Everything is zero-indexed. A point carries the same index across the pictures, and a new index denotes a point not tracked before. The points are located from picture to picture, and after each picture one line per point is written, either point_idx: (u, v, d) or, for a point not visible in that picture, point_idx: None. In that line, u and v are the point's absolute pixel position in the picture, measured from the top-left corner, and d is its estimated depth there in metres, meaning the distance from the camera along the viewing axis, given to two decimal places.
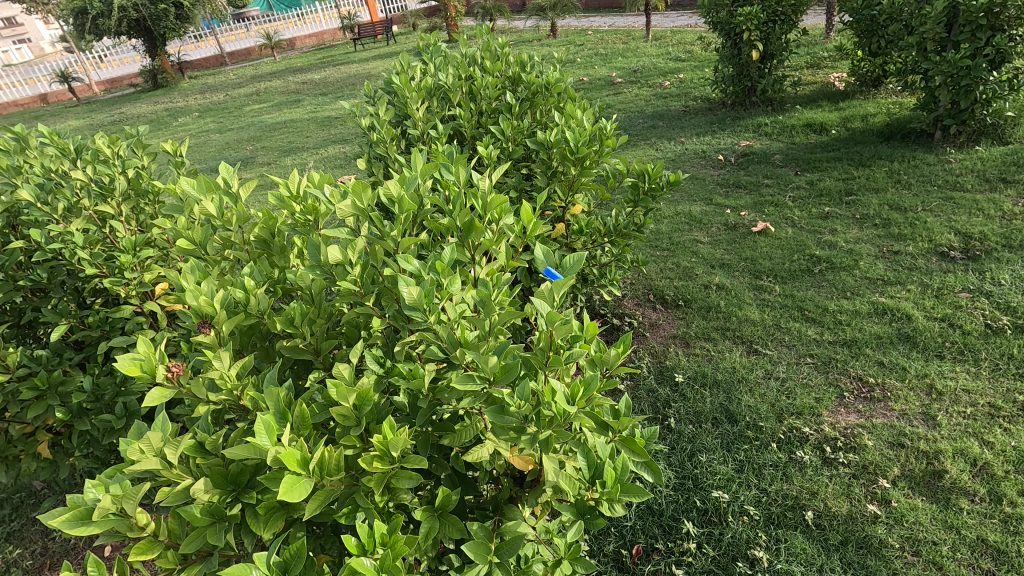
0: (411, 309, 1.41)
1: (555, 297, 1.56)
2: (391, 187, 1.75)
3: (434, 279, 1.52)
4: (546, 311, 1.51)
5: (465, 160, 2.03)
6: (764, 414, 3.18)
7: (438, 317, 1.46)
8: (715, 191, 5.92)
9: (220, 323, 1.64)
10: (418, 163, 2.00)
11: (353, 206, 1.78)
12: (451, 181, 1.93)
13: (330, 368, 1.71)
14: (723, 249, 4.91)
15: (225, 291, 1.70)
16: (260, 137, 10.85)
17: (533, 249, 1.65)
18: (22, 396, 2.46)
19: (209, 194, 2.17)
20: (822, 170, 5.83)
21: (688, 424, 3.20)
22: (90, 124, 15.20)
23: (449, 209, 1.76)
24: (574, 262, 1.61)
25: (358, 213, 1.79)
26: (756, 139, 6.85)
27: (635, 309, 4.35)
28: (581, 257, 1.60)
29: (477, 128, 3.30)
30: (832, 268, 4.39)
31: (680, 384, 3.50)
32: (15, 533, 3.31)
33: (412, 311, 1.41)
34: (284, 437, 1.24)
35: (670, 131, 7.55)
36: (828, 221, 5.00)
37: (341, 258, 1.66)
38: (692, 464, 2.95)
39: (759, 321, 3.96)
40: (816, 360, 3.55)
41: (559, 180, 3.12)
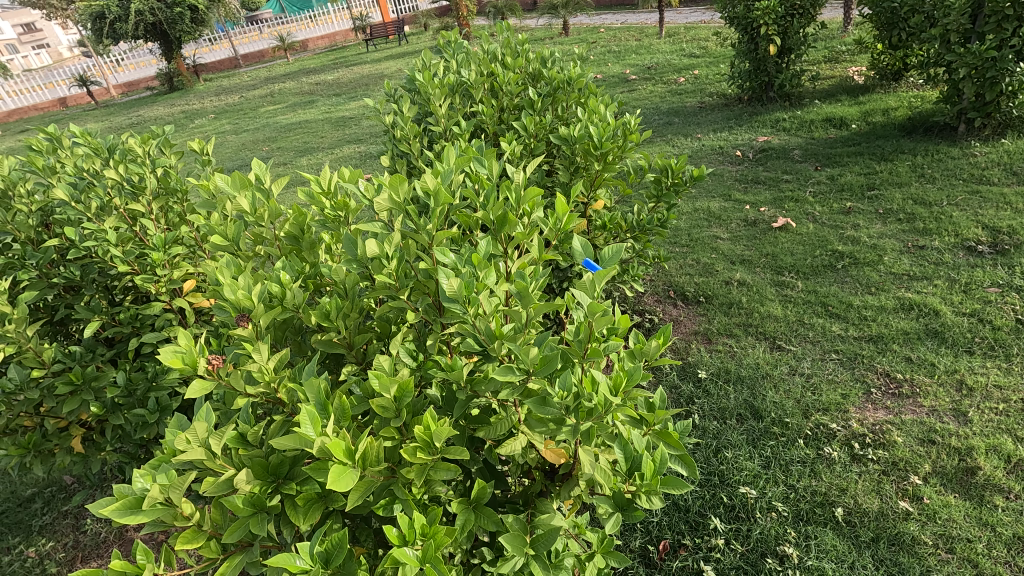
0: (451, 301, 1.41)
1: (595, 290, 1.51)
2: (430, 185, 1.73)
3: (471, 272, 1.52)
4: (588, 302, 1.47)
5: (497, 154, 2.04)
6: (790, 410, 3.15)
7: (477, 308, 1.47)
8: (734, 187, 5.87)
9: (258, 315, 1.65)
10: (451, 157, 1.99)
11: (389, 200, 1.78)
12: (484, 175, 1.95)
13: (364, 362, 1.73)
14: (743, 245, 4.87)
15: (261, 285, 1.72)
16: (276, 138, 10.97)
17: (571, 240, 1.60)
18: (57, 391, 2.49)
19: (242, 191, 2.15)
20: (843, 165, 5.75)
21: (712, 420, 3.19)
22: (108, 126, 15.54)
23: (482, 203, 1.77)
24: (612, 255, 1.60)
25: (395, 208, 1.77)
26: (774, 135, 6.78)
27: (655, 306, 4.33)
28: (620, 250, 1.60)
29: (499, 124, 3.30)
30: (855, 263, 4.34)
31: (704, 381, 3.48)
32: (46, 526, 3.39)
33: (452, 301, 1.41)
34: (329, 427, 1.25)
35: (686, 128, 7.50)
36: (851, 216, 4.94)
37: (378, 251, 1.66)
38: (717, 460, 2.93)
39: (782, 317, 3.93)
40: (841, 356, 3.51)
41: (582, 176, 3.12)
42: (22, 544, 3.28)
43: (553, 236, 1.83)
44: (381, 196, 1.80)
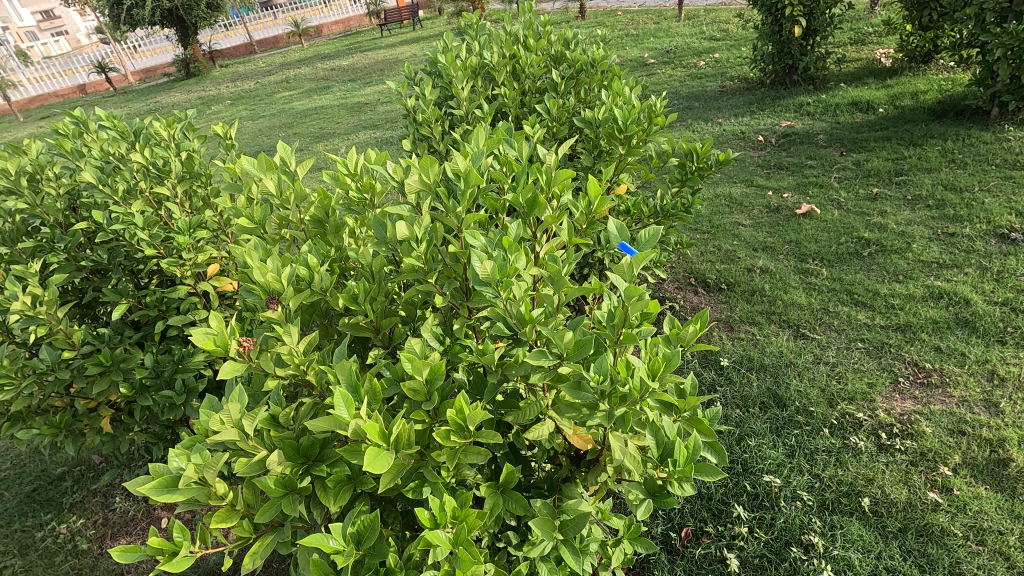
0: (484, 283, 1.39)
1: (632, 274, 1.48)
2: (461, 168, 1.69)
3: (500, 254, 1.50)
4: (624, 287, 1.45)
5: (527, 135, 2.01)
6: (815, 399, 3.12)
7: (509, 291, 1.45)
8: (756, 172, 5.76)
9: (287, 298, 1.63)
10: (480, 138, 1.95)
11: (420, 181, 1.75)
12: (514, 156, 1.92)
13: (390, 346, 1.74)
14: (766, 232, 4.78)
15: (289, 267, 1.70)
16: (292, 124, 11.00)
17: (606, 224, 1.58)
18: (87, 372, 2.52)
19: (268, 173, 2.13)
20: (870, 151, 5.61)
21: (735, 408, 3.16)
22: (127, 113, 15.82)
23: (511, 186, 1.74)
24: (650, 239, 1.59)
25: (425, 188, 1.71)
26: (798, 120, 6.63)
27: (676, 293, 4.28)
28: (657, 234, 1.58)
29: (521, 107, 3.25)
30: (882, 251, 4.25)
31: (726, 368, 3.45)
32: (77, 504, 3.48)
33: (487, 282, 1.40)
34: (363, 410, 1.24)
35: (707, 112, 7.35)
36: (877, 202, 4.83)
37: (408, 234, 1.63)
38: (741, 448, 2.90)
39: (806, 305, 3.87)
40: (867, 344, 3.46)
41: (605, 160, 3.07)
42: (54, 521, 3.37)
43: (583, 221, 1.80)
44: (410, 178, 1.76)
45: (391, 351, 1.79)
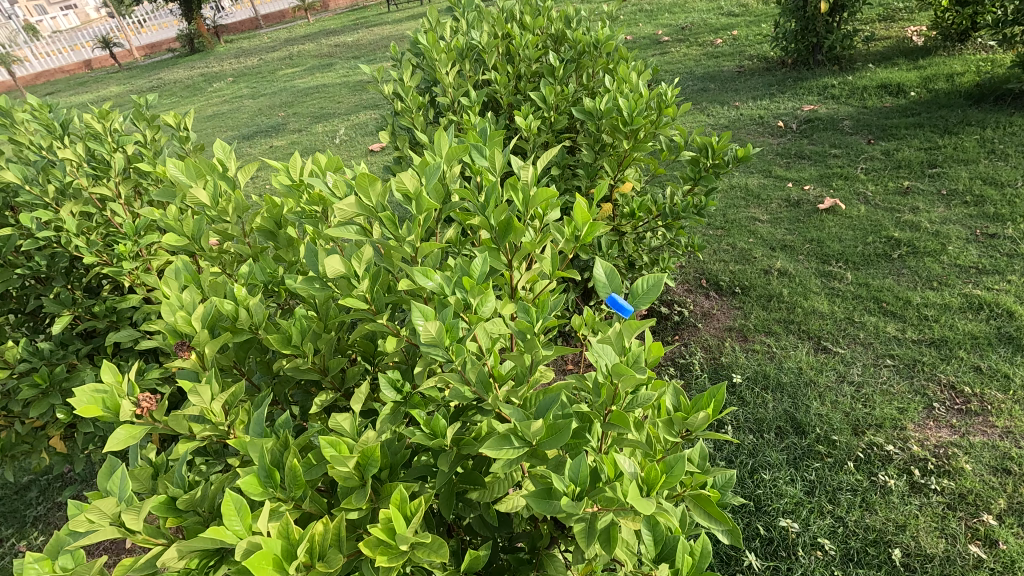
0: (433, 345, 1.08)
1: (625, 341, 1.19)
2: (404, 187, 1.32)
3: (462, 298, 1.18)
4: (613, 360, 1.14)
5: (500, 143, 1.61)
6: (838, 426, 2.80)
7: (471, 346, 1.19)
8: (775, 161, 5.35)
9: (201, 344, 1.32)
10: (443, 147, 1.60)
11: (358, 205, 1.35)
12: (486, 169, 1.52)
13: (341, 389, 1.48)
14: (785, 229, 4.40)
15: (208, 302, 1.37)
16: (290, 103, 10.63)
17: (594, 268, 1.27)
18: (22, 395, 2.26)
19: (199, 181, 1.76)
20: (900, 139, 5.17)
21: (748, 434, 2.86)
22: (129, 91, 15.55)
23: (479, 204, 1.38)
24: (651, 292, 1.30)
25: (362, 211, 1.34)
26: (821, 103, 6.16)
27: (685, 296, 3.95)
28: (659, 282, 1.30)
29: (515, 94, 2.89)
30: (914, 253, 3.88)
31: (739, 387, 3.13)
32: (40, 518, 3.27)
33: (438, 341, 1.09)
34: (260, 521, 0.95)
35: (723, 95, 6.90)
36: (908, 197, 4.43)
37: (346, 270, 1.27)
38: (754, 482, 2.61)
39: (829, 314, 3.52)
40: (898, 362, 3.12)
41: (608, 156, 2.73)
42: (14, 537, 3.17)
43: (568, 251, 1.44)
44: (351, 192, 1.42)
45: (343, 394, 1.52)
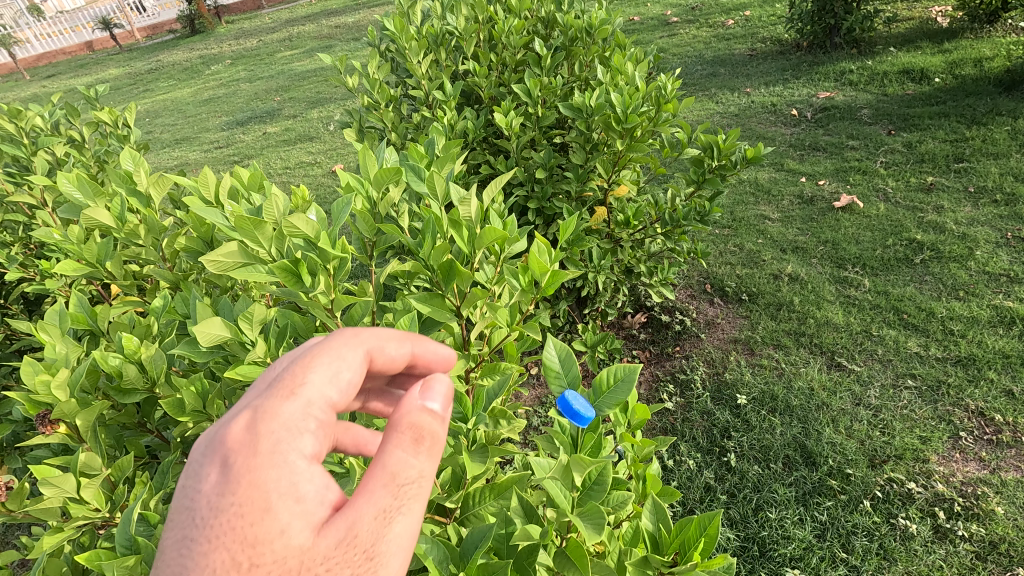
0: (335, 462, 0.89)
1: (575, 476, 1.01)
2: (296, 230, 0.97)
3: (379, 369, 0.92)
4: (564, 502, 0.98)
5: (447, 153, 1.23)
6: (852, 457, 2.53)
7: None
8: (788, 153, 5.00)
9: (68, 416, 1.06)
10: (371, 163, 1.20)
11: (243, 253, 1.00)
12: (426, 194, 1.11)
13: None
14: (797, 229, 4.09)
15: (80, 362, 1.10)
16: (285, 88, 10.30)
17: (548, 355, 1.08)
18: None
19: (97, 199, 1.47)
20: (924, 129, 4.81)
21: (752, 463, 2.60)
22: (126, 74, 15.25)
23: (415, 240, 1.07)
24: (619, 386, 1.09)
25: (255, 260, 1.02)
26: (838, 90, 5.78)
27: (688, 302, 3.64)
28: (633, 376, 1.07)
29: (497, 86, 2.59)
30: (939, 258, 3.56)
31: (744, 408, 2.85)
32: None
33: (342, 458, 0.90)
34: None
35: (733, 81, 6.52)
36: (932, 195, 4.10)
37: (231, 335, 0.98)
38: (757, 521, 2.36)
39: (844, 325, 3.23)
40: (920, 383, 2.83)
41: (600, 157, 2.44)
42: None
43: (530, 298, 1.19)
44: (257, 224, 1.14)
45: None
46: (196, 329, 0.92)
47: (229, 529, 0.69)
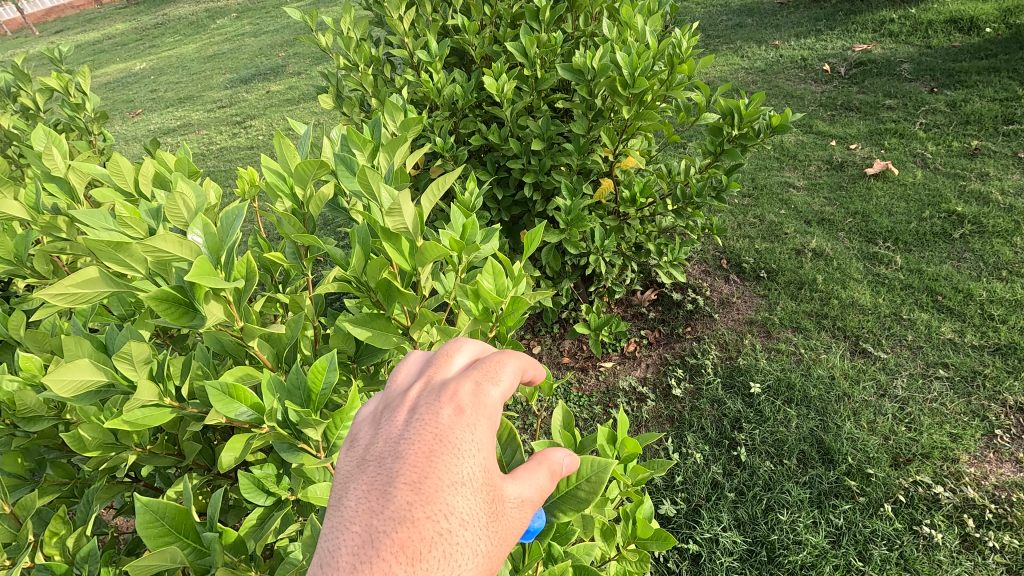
0: (205, 547, 0.78)
1: None
2: (167, 254, 0.72)
3: (287, 420, 0.79)
4: None
5: (398, 141, 1.04)
6: (874, 454, 2.34)
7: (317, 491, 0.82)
8: (817, 113, 4.61)
9: None
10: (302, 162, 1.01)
11: (109, 281, 0.79)
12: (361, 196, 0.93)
13: (194, 481, 1.09)
14: (824, 198, 3.78)
15: None
16: (289, 43, 9.91)
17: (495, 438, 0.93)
18: None
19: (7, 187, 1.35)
20: (970, 87, 4.37)
21: (764, 459, 2.41)
22: (131, 29, 14.88)
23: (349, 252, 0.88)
24: (588, 477, 0.94)
25: (124, 288, 0.80)
26: (876, 42, 5.28)
27: (701, 279, 3.39)
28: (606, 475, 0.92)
29: (491, 44, 2.32)
30: (981, 233, 3.25)
31: (757, 398, 2.65)
32: None
33: (211, 540, 0.78)
34: None
35: (760, 33, 6.02)
36: (976, 160, 3.74)
37: (108, 377, 0.82)
38: (767, 523, 2.20)
39: (871, 307, 2.97)
40: (953, 373, 2.60)
41: (604, 124, 2.18)
42: None
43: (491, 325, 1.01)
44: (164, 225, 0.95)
45: (217, 473, 1.15)
46: (50, 376, 0.74)
47: (433, 449, 0.64)
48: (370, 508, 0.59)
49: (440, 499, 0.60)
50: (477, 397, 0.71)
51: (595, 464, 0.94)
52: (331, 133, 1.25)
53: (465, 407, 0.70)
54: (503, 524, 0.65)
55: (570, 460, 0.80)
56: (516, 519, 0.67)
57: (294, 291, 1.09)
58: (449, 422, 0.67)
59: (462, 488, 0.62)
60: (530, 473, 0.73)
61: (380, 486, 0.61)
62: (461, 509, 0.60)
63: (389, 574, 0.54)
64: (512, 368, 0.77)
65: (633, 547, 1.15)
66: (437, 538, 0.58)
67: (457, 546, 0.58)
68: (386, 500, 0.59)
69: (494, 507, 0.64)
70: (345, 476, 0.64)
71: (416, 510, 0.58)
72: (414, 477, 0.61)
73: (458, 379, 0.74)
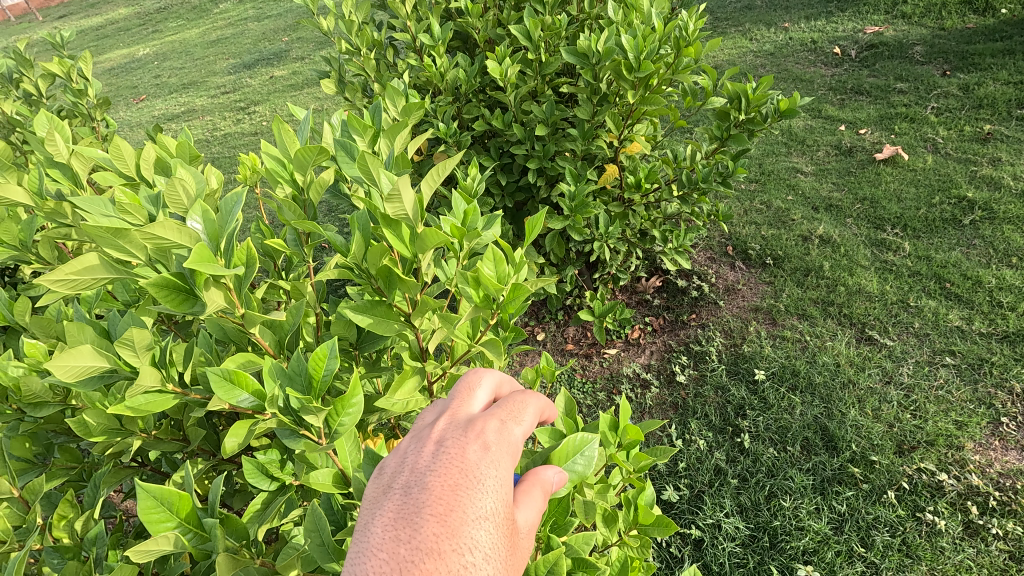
0: (206, 532, 0.78)
1: None
2: (165, 241, 0.71)
3: (288, 407, 0.81)
4: None
5: (399, 127, 1.03)
6: (878, 441, 2.33)
7: (317, 478, 0.82)
8: (827, 97, 4.54)
9: None
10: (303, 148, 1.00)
11: (110, 268, 0.78)
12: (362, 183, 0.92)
13: (199, 466, 1.10)
14: (832, 184, 3.74)
15: None
16: (292, 27, 9.83)
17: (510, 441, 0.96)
18: None
19: (11, 173, 1.35)
20: (984, 70, 4.29)
21: (767, 445, 2.42)
22: (135, 14, 14.80)
23: (349, 239, 0.88)
24: (579, 459, 0.95)
25: (127, 274, 0.80)
26: (889, 24, 5.18)
27: (706, 266, 3.37)
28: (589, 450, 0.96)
29: (495, 27, 2.29)
30: (991, 219, 3.21)
31: (761, 384, 2.65)
32: None
33: (211, 526, 0.79)
34: None
35: (769, 15, 5.92)
36: (989, 145, 3.68)
37: (112, 364, 0.83)
38: (769, 509, 2.21)
39: (878, 294, 2.95)
40: (960, 361, 2.58)
41: (609, 109, 2.16)
42: None
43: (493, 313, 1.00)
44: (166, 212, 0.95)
45: (222, 458, 1.16)
46: (53, 362, 0.75)
47: (461, 483, 0.64)
48: (397, 537, 0.58)
49: (466, 533, 0.59)
50: (501, 437, 0.73)
51: (581, 446, 0.96)
52: (331, 118, 1.24)
53: (487, 444, 0.70)
54: (516, 563, 0.65)
55: (559, 473, 0.82)
56: (525, 561, 0.68)
57: (296, 278, 1.10)
58: (476, 458, 0.67)
59: (486, 524, 0.62)
60: (538, 512, 0.74)
61: (407, 515, 0.60)
62: (485, 543, 0.60)
63: None
64: (531, 412, 0.79)
65: (635, 532, 1.15)
66: (462, 572, 0.57)
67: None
68: (413, 529, 0.58)
69: (513, 547, 0.64)
70: (370, 504, 0.64)
71: (443, 541, 0.58)
72: (441, 507, 0.61)
73: (480, 419, 0.75)
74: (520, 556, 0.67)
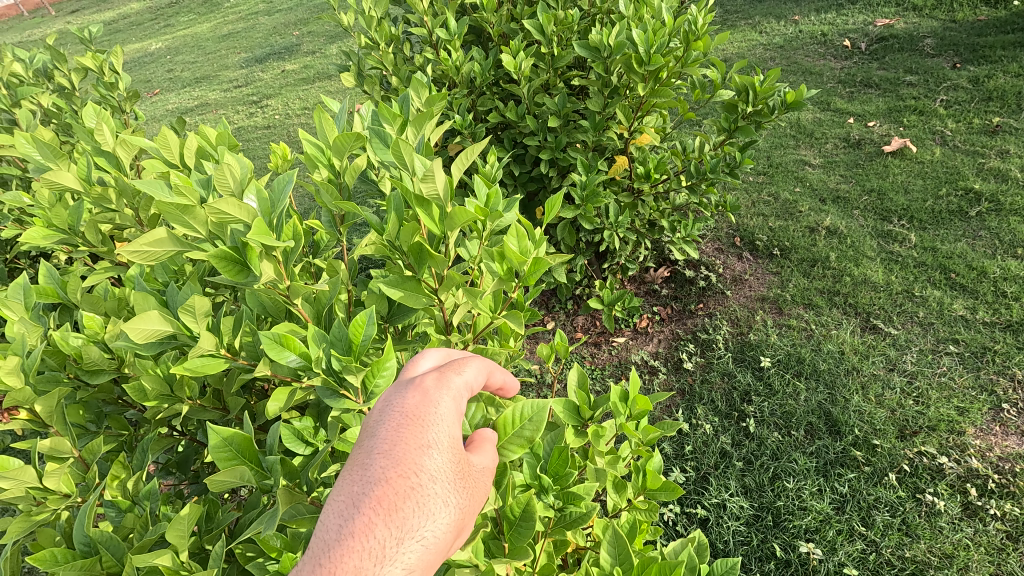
0: (266, 470, 0.90)
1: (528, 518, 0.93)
2: (227, 217, 0.80)
3: (330, 368, 0.88)
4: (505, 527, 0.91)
5: (427, 117, 1.10)
6: (880, 426, 2.39)
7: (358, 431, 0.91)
8: (836, 90, 4.56)
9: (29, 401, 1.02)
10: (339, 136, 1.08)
11: (175, 242, 0.87)
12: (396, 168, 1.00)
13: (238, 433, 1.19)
14: (840, 175, 3.77)
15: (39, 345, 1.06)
16: (304, 21, 9.91)
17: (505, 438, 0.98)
18: None
19: (60, 163, 1.44)
20: (994, 62, 4.29)
21: (772, 430, 2.48)
22: (147, 8, 14.95)
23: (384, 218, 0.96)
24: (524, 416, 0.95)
25: (188, 248, 0.89)
26: (900, 17, 5.18)
27: (714, 257, 3.42)
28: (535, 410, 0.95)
29: (508, 22, 2.36)
30: (997, 210, 3.24)
31: (767, 371, 2.71)
32: None
33: (271, 465, 0.91)
34: None
35: (779, 8, 5.93)
36: (997, 137, 3.70)
37: (171, 330, 0.91)
38: (773, 490, 2.28)
39: (883, 285, 2.99)
40: (963, 349, 2.63)
41: (619, 101, 2.22)
42: None
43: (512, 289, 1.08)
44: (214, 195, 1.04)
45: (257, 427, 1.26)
46: (127, 326, 0.84)
47: (406, 424, 0.78)
48: (353, 475, 0.73)
49: (410, 461, 0.74)
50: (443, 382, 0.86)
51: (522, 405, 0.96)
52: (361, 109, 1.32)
53: (428, 390, 0.83)
54: (466, 479, 0.80)
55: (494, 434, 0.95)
56: (476, 476, 0.83)
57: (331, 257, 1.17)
58: (417, 401, 0.81)
59: (431, 451, 0.77)
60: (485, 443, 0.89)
61: (362, 458, 0.75)
62: (428, 467, 0.75)
63: (372, 522, 0.69)
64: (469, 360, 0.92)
65: (645, 499, 1.22)
66: (409, 491, 0.72)
67: (427, 496, 0.73)
68: (365, 467, 0.73)
69: (458, 466, 0.79)
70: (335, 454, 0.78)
71: (390, 472, 0.73)
72: (387, 447, 0.75)
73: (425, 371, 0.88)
74: (471, 473, 0.82)
